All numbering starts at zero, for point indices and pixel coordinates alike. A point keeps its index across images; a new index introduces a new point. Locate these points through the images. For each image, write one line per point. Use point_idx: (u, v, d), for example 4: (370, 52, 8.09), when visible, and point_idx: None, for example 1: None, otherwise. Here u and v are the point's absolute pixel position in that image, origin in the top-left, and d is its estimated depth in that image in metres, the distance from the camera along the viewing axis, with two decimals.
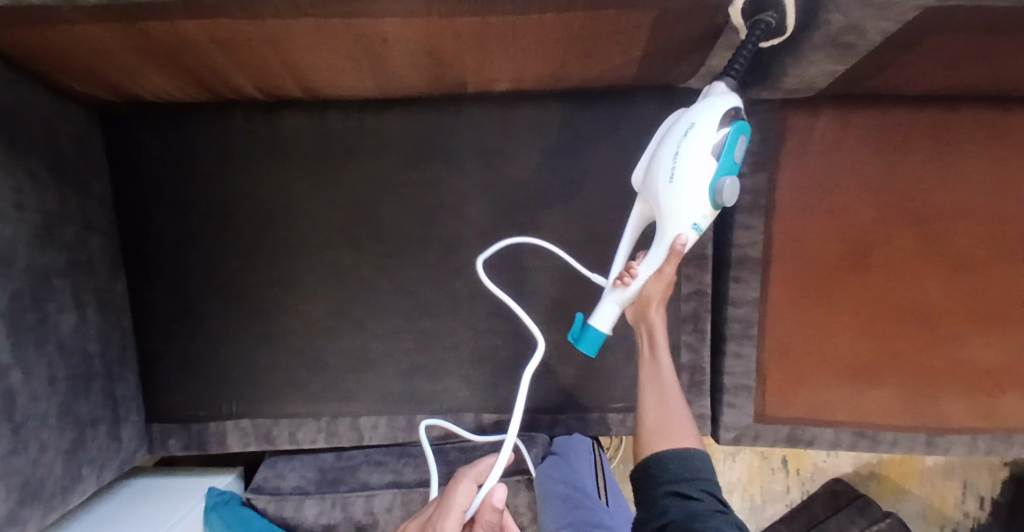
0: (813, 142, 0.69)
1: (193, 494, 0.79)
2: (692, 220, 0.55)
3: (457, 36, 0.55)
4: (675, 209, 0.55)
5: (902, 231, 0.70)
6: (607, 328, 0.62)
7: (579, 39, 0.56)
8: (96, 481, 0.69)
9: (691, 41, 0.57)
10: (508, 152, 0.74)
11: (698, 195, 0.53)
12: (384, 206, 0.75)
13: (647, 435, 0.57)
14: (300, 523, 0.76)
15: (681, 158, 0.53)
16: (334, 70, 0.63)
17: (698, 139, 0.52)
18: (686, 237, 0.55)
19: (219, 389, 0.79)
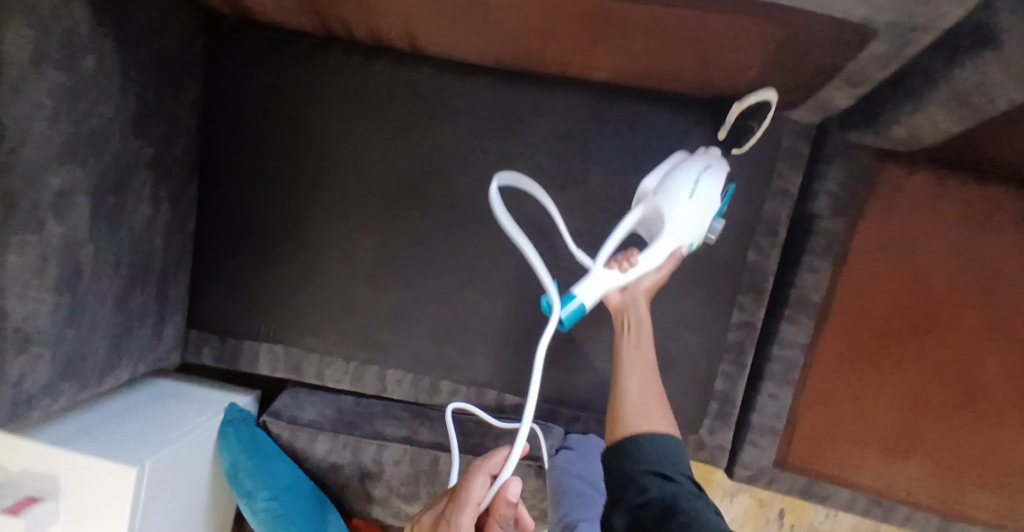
0: (901, 199, 0.68)
1: (209, 406, 0.81)
2: (694, 238, 0.59)
3: (579, 15, 0.55)
4: (689, 223, 0.58)
5: (971, 311, 0.68)
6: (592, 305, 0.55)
7: (702, 44, 0.56)
8: (130, 372, 0.71)
9: (812, 70, 0.56)
10: (591, 143, 0.73)
11: (705, 218, 0.59)
12: (457, 171, 0.76)
13: (625, 416, 0.53)
14: (310, 457, 0.77)
15: (701, 182, 0.58)
16: (446, 26, 0.63)
17: (715, 177, 0.60)
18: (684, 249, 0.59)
19: (259, 312, 0.80)
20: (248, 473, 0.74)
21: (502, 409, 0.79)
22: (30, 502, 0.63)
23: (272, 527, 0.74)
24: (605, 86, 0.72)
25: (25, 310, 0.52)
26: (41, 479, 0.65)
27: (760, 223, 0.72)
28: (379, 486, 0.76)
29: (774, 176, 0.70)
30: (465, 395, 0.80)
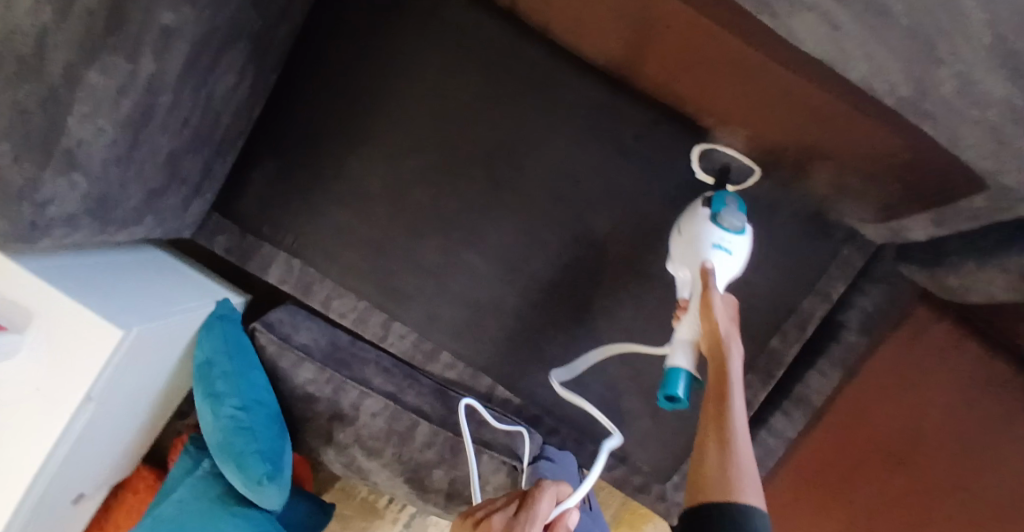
0: (927, 339, 0.70)
1: (201, 293, 0.77)
2: (712, 242, 0.60)
3: (729, 68, 0.56)
4: (692, 246, 0.61)
5: (955, 465, 0.68)
6: (689, 368, 0.56)
7: (825, 135, 0.58)
8: (146, 233, 0.67)
9: (908, 196, 0.59)
10: (670, 184, 0.74)
11: (705, 225, 0.61)
12: (536, 160, 0.75)
13: (709, 477, 0.42)
14: (288, 380, 0.74)
15: (685, 222, 0.65)
16: (593, 22, 0.63)
17: (694, 207, 0.65)
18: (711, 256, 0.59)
19: (290, 220, 0.78)
20: (223, 376, 0.70)
21: (489, 398, 0.79)
22: None
23: (228, 439, 0.68)
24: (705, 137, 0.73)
25: (84, 131, 0.49)
26: (13, 308, 0.60)
27: (792, 315, 0.74)
28: (346, 431, 0.74)
29: (825, 277, 0.73)
30: (458, 373, 0.78)
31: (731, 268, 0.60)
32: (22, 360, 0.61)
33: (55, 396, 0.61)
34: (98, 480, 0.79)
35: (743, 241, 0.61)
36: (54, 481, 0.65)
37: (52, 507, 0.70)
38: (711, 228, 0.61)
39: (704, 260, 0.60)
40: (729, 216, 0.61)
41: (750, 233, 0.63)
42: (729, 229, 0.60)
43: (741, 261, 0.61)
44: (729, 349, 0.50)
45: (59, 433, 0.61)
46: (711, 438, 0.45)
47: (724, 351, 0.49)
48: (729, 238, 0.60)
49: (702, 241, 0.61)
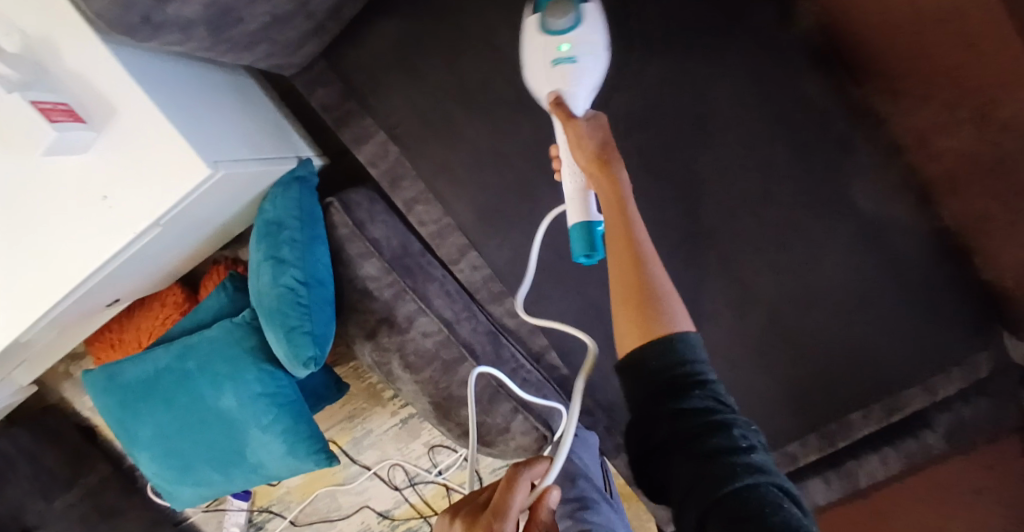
0: None
1: (283, 145, 0.70)
2: (551, 59, 0.53)
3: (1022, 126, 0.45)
4: (539, 71, 0.54)
5: None
6: (583, 216, 0.50)
7: None
8: (253, 59, 0.58)
9: None
10: (827, 217, 0.65)
11: (537, 45, 0.54)
12: (694, 140, 0.66)
13: (630, 322, 0.40)
14: (351, 268, 0.70)
15: (526, 49, 0.56)
16: None
17: (524, 33, 0.56)
18: (558, 78, 0.53)
19: (399, 99, 0.67)
20: (289, 241, 0.66)
21: (537, 358, 0.75)
22: (70, 119, 0.50)
23: (280, 308, 0.65)
24: (897, 185, 0.63)
25: None
26: (99, 100, 0.52)
27: (886, 396, 0.70)
28: (392, 338, 0.71)
29: (939, 372, 0.68)
30: (517, 323, 0.74)
31: (588, 67, 0.53)
32: (92, 160, 0.54)
33: (119, 210, 0.55)
34: (132, 290, 0.77)
35: (590, 34, 0.53)
36: (93, 288, 0.62)
37: (83, 305, 0.67)
38: (545, 44, 0.53)
39: (563, 84, 0.53)
40: (552, 14, 0.53)
41: (594, 12, 0.54)
42: (568, 32, 0.52)
43: (601, 45, 0.54)
44: (617, 167, 0.47)
45: (116, 250, 0.56)
46: (621, 279, 0.42)
47: (616, 177, 0.46)
48: (571, 37, 0.53)
49: (545, 65, 0.53)
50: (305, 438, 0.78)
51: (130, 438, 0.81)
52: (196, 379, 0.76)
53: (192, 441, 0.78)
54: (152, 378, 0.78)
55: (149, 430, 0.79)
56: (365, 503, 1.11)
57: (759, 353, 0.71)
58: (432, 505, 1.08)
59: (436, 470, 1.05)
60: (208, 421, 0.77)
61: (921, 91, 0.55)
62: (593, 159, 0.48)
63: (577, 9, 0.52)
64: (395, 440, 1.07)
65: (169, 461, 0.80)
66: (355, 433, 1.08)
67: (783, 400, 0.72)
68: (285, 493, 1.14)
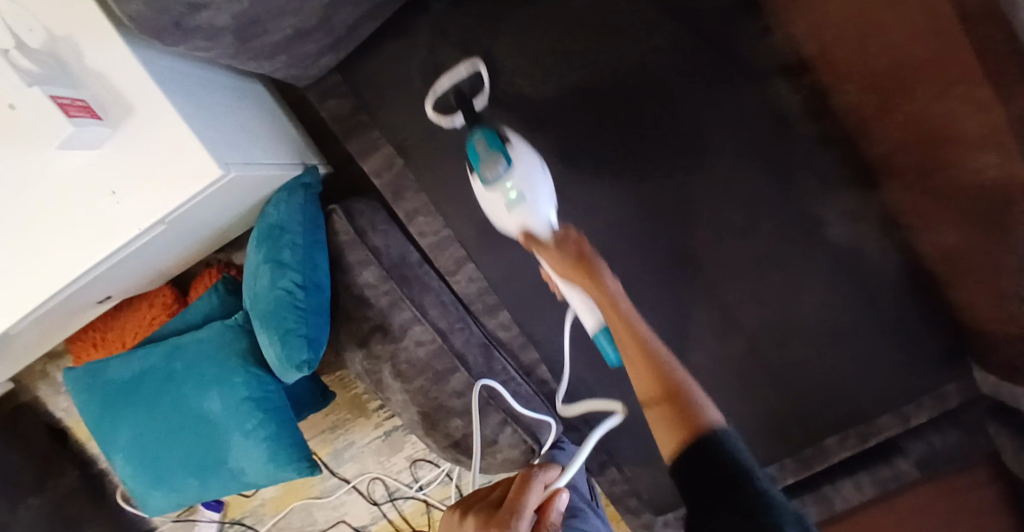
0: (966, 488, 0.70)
1: (291, 152, 0.72)
2: (505, 205, 0.61)
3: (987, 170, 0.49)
4: (500, 214, 0.62)
5: None
6: (596, 326, 0.60)
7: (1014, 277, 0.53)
8: (270, 69, 0.60)
9: None
10: (809, 247, 0.69)
11: (489, 196, 0.62)
12: (688, 168, 0.69)
13: (660, 419, 0.46)
14: (349, 274, 0.71)
15: (481, 195, 0.64)
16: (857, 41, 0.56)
17: (474, 184, 0.64)
18: (516, 217, 0.60)
19: (408, 115, 0.70)
20: (291, 245, 0.66)
21: (528, 372, 0.76)
22: (87, 115, 0.51)
23: (277, 310, 0.65)
24: (876, 222, 0.67)
25: None
26: (116, 98, 0.53)
27: (860, 421, 0.73)
28: (384, 346, 0.71)
29: (911, 400, 0.71)
30: (509, 337, 0.75)
31: (539, 195, 0.60)
32: (104, 157, 0.54)
33: (127, 206, 0.55)
34: (125, 288, 0.77)
35: (524, 170, 0.61)
36: (91, 282, 0.62)
37: (76, 300, 0.67)
38: (495, 194, 0.61)
39: (526, 219, 0.60)
40: (489, 167, 0.60)
41: (519, 147, 0.62)
42: (508, 178, 0.60)
43: (536, 172, 0.62)
44: (595, 265, 0.55)
45: (121, 244, 0.56)
46: (642, 372, 0.48)
47: (597, 278, 0.54)
48: (510, 181, 0.60)
49: (504, 212, 0.61)
50: (289, 445, 0.77)
51: (106, 438, 0.79)
52: (182, 381, 0.76)
53: (171, 445, 0.77)
54: (136, 378, 0.77)
55: (127, 431, 0.77)
56: (342, 518, 1.09)
57: (742, 376, 0.73)
58: (410, 522, 1.07)
59: (417, 486, 1.05)
60: (190, 424, 0.76)
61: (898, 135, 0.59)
62: (574, 268, 0.56)
63: (504, 151, 0.60)
64: (376, 453, 1.06)
65: (144, 465, 0.78)
66: (336, 445, 1.07)
67: (763, 422, 0.74)
68: (258, 505, 1.11)
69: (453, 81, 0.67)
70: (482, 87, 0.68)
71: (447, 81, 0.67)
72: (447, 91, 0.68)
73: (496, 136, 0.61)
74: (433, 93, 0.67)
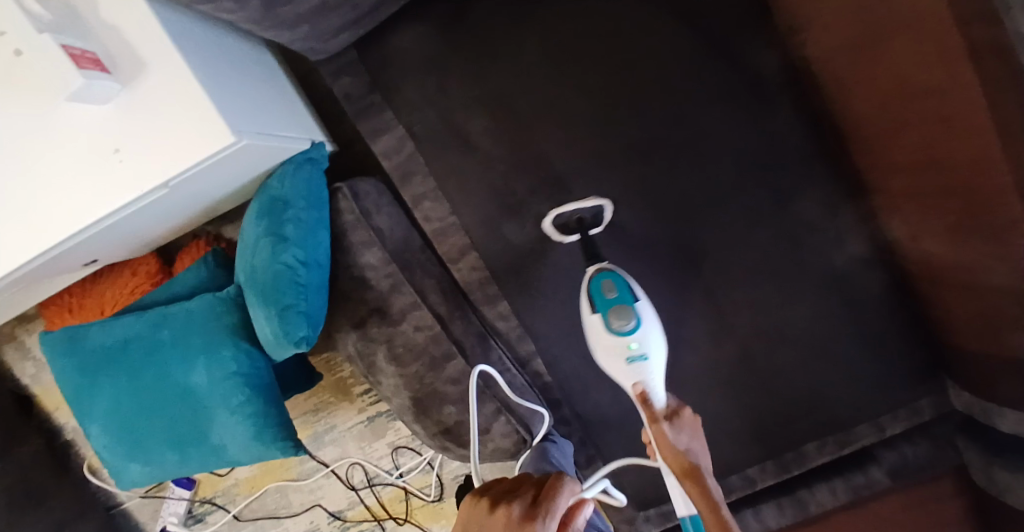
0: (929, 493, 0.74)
1: (298, 125, 0.70)
2: (628, 356, 0.58)
3: (974, 199, 0.52)
4: (617, 363, 0.59)
5: None
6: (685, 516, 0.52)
7: (996, 299, 0.56)
8: (289, 39, 0.59)
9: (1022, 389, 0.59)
10: (806, 258, 0.70)
11: (609, 339, 0.59)
12: (698, 173, 0.69)
13: None
14: (351, 255, 0.70)
15: (594, 336, 0.61)
16: (868, 64, 0.58)
17: (589, 322, 0.61)
18: (639, 375, 0.58)
19: (422, 98, 0.69)
20: (295, 220, 0.65)
21: (523, 363, 0.77)
22: (96, 68, 0.49)
23: (276, 285, 0.63)
24: (869, 237, 0.69)
25: None
26: (129, 54, 0.51)
27: (840, 428, 0.75)
28: (381, 330, 0.71)
29: (889, 412, 0.74)
30: (507, 328, 0.76)
31: (659, 356, 0.58)
32: (109, 113, 0.53)
33: (129, 165, 0.54)
34: (113, 252, 0.75)
35: (652, 328, 0.59)
36: (84, 242, 0.59)
37: (62, 262, 0.64)
38: (616, 341, 0.59)
39: (643, 378, 0.58)
40: (617, 317, 0.59)
41: (647, 305, 0.61)
42: (634, 329, 0.58)
43: (659, 333, 0.60)
44: (702, 471, 0.50)
45: (121, 205, 0.54)
46: None
47: (701, 482, 0.48)
48: (636, 336, 0.58)
49: (622, 361, 0.59)
50: (274, 424, 0.76)
51: (83, 407, 0.77)
52: (167, 351, 0.73)
53: (151, 417, 0.75)
54: (119, 346, 0.75)
55: (107, 401, 0.75)
56: (318, 502, 1.08)
57: (731, 380, 0.75)
58: (387, 509, 1.06)
59: (397, 473, 1.04)
60: (173, 397, 0.74)
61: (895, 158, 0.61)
62: (683, 457, 0.50)
63: (634, 307, 0.59)
64: (358, 438, 1.05)
65: (121, 436, 0.76)
66: (317, 427, 1.06)
67: (748, 426, 0.76)
68: (232, 485, 1.09)
69: (577, 208, 0.68)
70: (603, 218, 0.69)
71: (574, 207, 0.68)
72: (569, 214, 0.69)
73: (627, 287, 0.61)
74: (556, 213, 0.69)
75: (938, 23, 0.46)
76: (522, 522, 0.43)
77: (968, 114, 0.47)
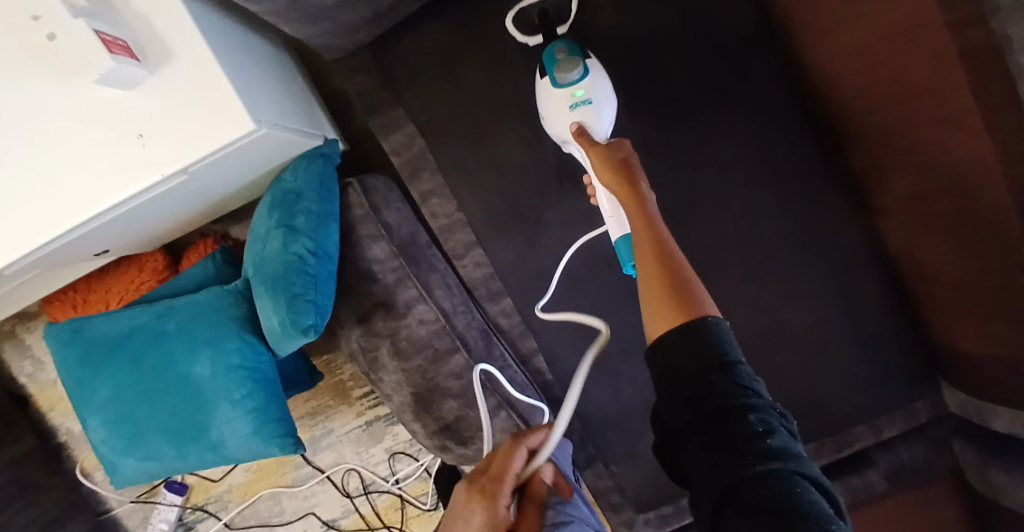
0: (927, 496, 0.75)
1: (311, 121, 0.73)
2: (570, 108, 0.60)
3: (961, 194, 0.55)
4: (560, 115, 0.61)
5: None
6: (619, 234, 0.57)
7: (984, 294, 0.58)
8: (310, 36, 0.62)
9: (1012, 385, 0.61)
10: (802, 259, 0.73)
11: (553, 93, 0.61)
12: (698, 176, 0.72)
13: (660, 295, 0.40)
14: (358, 249, 0.72)
15: (543, 102, 0.64)
16: (855, 69, 0.61)
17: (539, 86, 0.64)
18: (580, 121, 0.60)
19: (435, 97, 0.72)
20: (305, 211, 0.67)
21: (524, 360, 0.78)
22: (127, 55, 0.51)
23: (285, 274, 0.65)
24: (862, 240, 0.72)
25: None
26: (158, 44, 0.54)
27: (838, 429, 0.77)
28: (386, 324, 0.72)
29: (886, 414, 0.76)
30: (510, 324, 0.77)
31: (603, 105, 0.60)
32: (135, 98, 0.55)
33: (152, 149, 0.56)
34: (124, 244, 0.76)
35: (597, 80, 0.61)
36: (101, 226, 0.61)
37: (76, 247, 0.66)
38: (563, 94, 0.61)
39: (585, 121, 0.60)
40: (563, 70, 0.60)
41: (597, 64, 0.62)
42: (577, 75, 0.60)
43: (607, 88, 0.62)
44: (635, 171, 0.52)
45: (142, 188, 0.56)
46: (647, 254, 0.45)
47: (636, 186, 0.50)
48: (583, 85, 0.60)
49: (564, 109, 0.61)
50: (275, 419, 0.76)
51: (84, 397, 0.77)
52: (171, 342, 0.74)
53: (150, 409, 0.75)
54: (124, 336, 0.75)
55: (108, 391, 0.76)
56: (312, 510, 1.06)
57: None
58: (382, 518, 1.04)
59: (393, 479, 1.03)
60: (174, 388, 0.74)
61: (881, 160, 0.64)
62: (614, 172, 0.52)
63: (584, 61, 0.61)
64: (355, 444, 1.04)
65: (119, 428, 0.76)
66: (314, 432, 1.05)
67: None
68: (224, 491, 1.07)
69: (541, 1, 0.68)
70: (566, 12, 0.70)
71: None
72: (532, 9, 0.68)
73: (576, 46, 0.62)
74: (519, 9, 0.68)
75: (925, 25, 0.49)
76: (472, 491, 0.46)
77: (953, 110, 0.50)
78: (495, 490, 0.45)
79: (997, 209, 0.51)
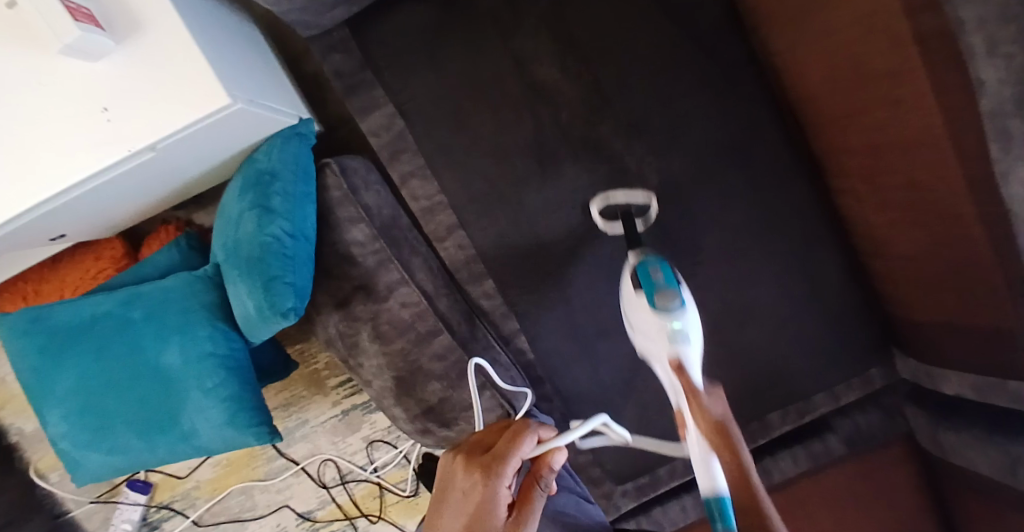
0: (881, 457, 0.81)
1: (285, 99, 0.71)
2: (670, 337, 0.55)
3: (913, 171, 0.59)
4: (656, 344, 0.57)
5: None
6: (711, 488, 0.46)
7: (935, 266, 0.63)
8: (286, 9, 0.60)
9: (960, 348, 0.66)
10: (769, 237, 0.76)
11: (650, 317, 0.57)
12: (673, 156, 0.74)
13: None
14: (337, 232, 0.70)
15: (637, 326, 0.60)
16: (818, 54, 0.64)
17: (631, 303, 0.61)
18: (676, 352, 0.55)
19: (413, 77, 0.71)
20: (282, 194, 0.65)
21: (507, 341, 0.78)
22: (92, 24, 0.48)
23: (263, 256, 0.63)
24: (824, 219, 0.76)
25: None
26: (125, 14, 0.51)
27: (801, 397, 0.81)
28: (366, 307, 0.71)
29: (844, 382, 0.80)
30: (492, 306, 0.77)
31: (697, 339, 0.56)
32: (100, 70, 0.52)
33: (119, 124, 0.53)
34: (83, 227, 0.72)
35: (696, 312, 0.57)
36: (62, 207, 0.58)
37: (33, 230, 0.62)
38: (658, 321, 0.56)
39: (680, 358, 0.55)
40: (662, 297, 0.56)
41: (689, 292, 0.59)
42: (675, 303, 0.56)
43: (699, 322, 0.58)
44: (736, 440, 0.51)
45: (108, 166, 0.53)
46: None
47: (739, 454, 0.49)
48: (682, 318, 0.56)
49: (659, 336, 0.56)
50: (249, 408, 0.73)
51: (43, 392, 0.73)
52: (138, 331, 0.70)
53: (117, 401, 0.71)
54: (85, 327, 0.72)
55: (70, 384, 0.72)
56: (285, 502, 1.04)
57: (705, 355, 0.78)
58: (359, 507, 1.03)
59: (372, 467, 1.02)
60: (141, 379, 0.71)
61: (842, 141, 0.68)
62: (715, 431, 0.51)
63: (680, 290, 0.57)
64: (331, 433, 1.02)
65: (83, 422, 0.72)
66: (288, 423, 1.03)
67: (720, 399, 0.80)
68: (192, 488, 1.03)
69: (627, 199, 0.72)
70: (646, 214, 0.74)
71: (624, 196, 0.72)
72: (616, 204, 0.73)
73: (672, 272, 0.59)
74: (606, 199, 0.72)
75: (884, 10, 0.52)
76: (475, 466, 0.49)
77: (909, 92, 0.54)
78: (495, 465, 0.47)
79: (947, 186, 0.55)
